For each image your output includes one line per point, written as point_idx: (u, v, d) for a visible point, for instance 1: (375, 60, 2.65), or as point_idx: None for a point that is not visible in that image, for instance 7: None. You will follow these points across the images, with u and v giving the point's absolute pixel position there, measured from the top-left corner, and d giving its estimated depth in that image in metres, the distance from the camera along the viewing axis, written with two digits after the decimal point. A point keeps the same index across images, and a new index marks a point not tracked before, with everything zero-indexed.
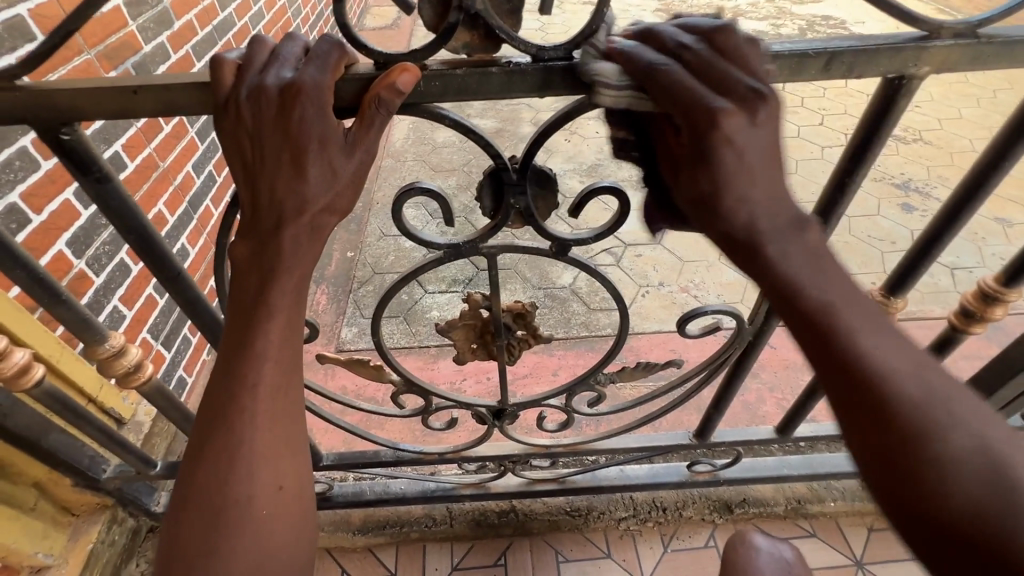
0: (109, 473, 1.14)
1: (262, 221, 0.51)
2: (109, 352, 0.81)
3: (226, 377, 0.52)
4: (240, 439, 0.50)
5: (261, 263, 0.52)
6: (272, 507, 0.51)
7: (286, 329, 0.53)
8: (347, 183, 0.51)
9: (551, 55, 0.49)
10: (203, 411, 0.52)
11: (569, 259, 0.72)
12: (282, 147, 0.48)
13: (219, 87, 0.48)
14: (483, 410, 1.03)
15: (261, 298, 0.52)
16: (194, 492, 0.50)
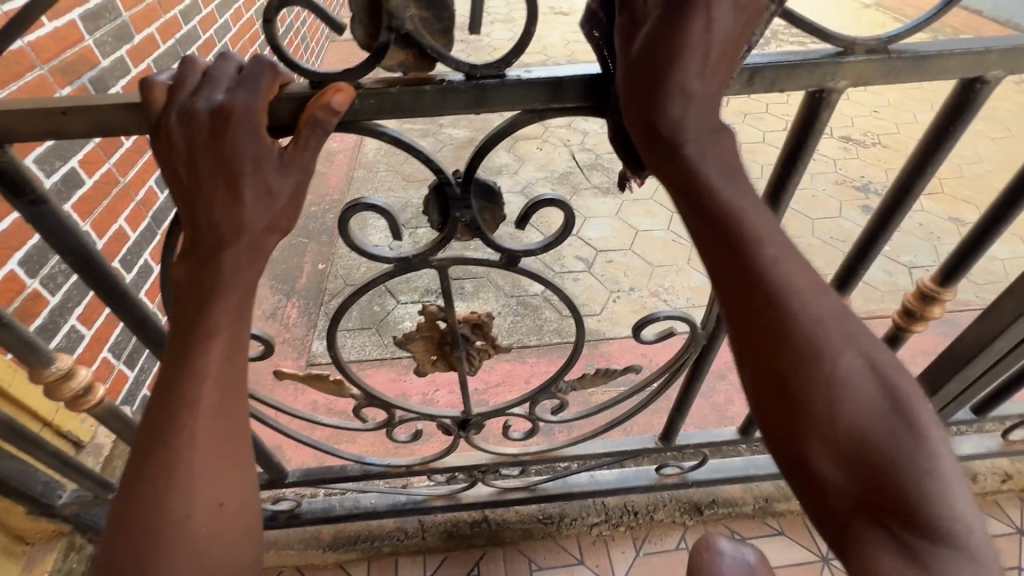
0: (64, 499, 1.11)
1: (199, 242, 0.51)
2: (56, 375, 0.80)
3: (165, 395, 0.50)
4: (179, 458, 0.49)
5: (199, 282, 0.51)
6: (212, 525, 0.50)
7: (228, 348, 0.52)
8: (287, 203, 0.51)
9: (483, 73, 0.50)
10: (142, 431, 0.51)
11: (520, 270, 0.73)
12: (217, 170, 0.48)
13: (151, 108, 0.48)
14: (448, 421, 1.03)
15: (199, 316, 0.51)
16: (131, 512, 0.49)
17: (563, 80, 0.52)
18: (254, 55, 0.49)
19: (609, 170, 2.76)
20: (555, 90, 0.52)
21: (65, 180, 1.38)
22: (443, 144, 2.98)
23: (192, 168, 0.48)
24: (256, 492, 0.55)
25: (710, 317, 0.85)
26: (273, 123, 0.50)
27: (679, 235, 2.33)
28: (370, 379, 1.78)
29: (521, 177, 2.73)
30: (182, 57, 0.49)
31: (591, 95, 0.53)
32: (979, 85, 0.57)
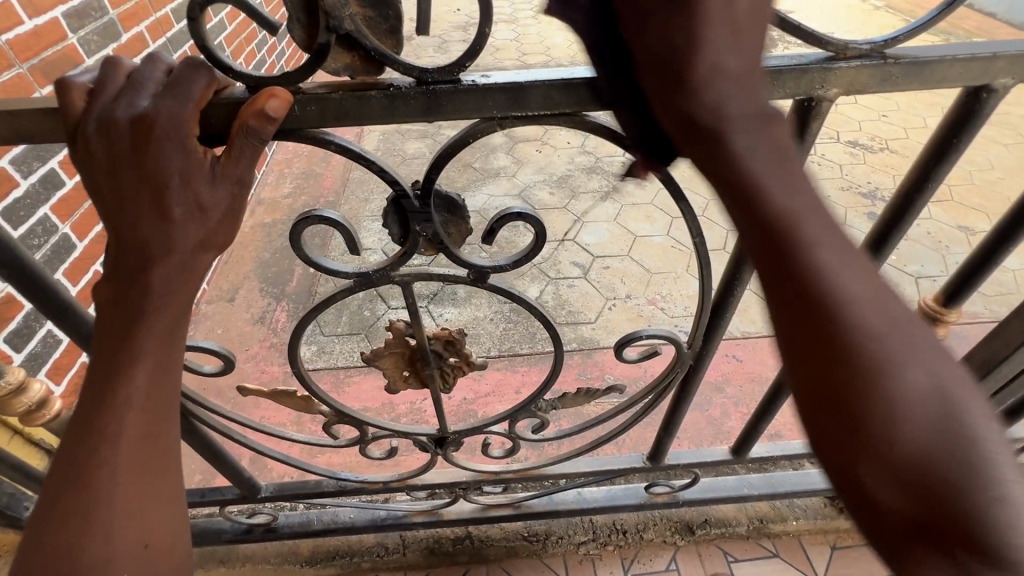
0: (30, 511, 1.08)
1: (122, 264, 0.46)
2: (6, 390, 0.76)
3: (82, 428, 0.44)
4: (97, 497, 0.44)
5: (121, 302, 0.46)
6: (136, 569, 0.44)
7: (157, 374, 0.46)
8: (219, 220, 0.46)
9: (435, 77, 0.46)
10: (56, 468, 0.45)
11: (490, 286, 0.68)
12: (139, 184, 0.43)
13: (69, 114, 0.44)
14: (424, 439, 0.99)
15: (124, 341, 0.46)
16: (38, 561, 0.42)
17: (523, 87, 0.47)
18: (185, 56, 0.45)
19: (608, 174, 2.71)
20: (515, 97, 0.47)
21: (43, 182, 1.35)
22: (441, 145, 2.94)
23: (116, 182, 0.44)
24: (188, 527, 0.49)
25: (697, 337, 0.80)
26: (206, 131, 0.46)
27: (678, 241, 2.28)
28: (357, 387, 1.74)
29: (519, 180, 2.69)
30: (104, 57, 0.45)
31: (556, 103, 0.49)
32: (986, 94, 0.52)
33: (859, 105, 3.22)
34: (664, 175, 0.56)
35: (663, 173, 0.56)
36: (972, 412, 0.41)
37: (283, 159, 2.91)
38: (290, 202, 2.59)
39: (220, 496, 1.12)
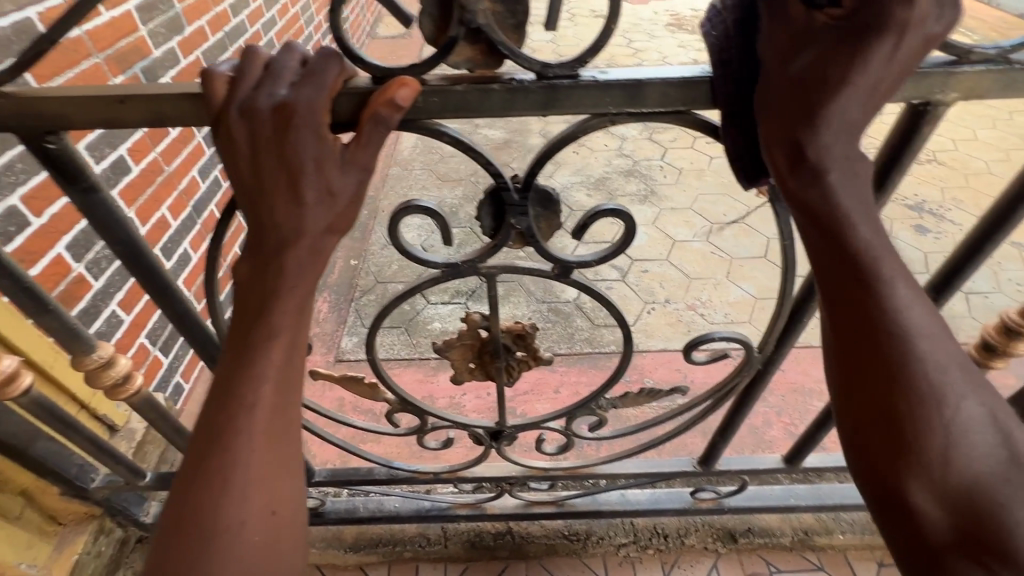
0: (97, 483, 1.12)
1: (262, 243, 0.49)
2: (98, 363, 0.79)
3: (223, 394, 0.49)
4: (233, 461, 0.47)
5: (261, 281, 0.50)
6: (263, 534, 0.47)
7: (287, 348, 0.50)
8: (345, 204, 0.48)
9: (556, 73, 0.47)
10: (198, 431, 0.49)
11: (572, 282, 0.69)
12: (277, 169, 0.46)
13: (212, 102, 0.46)
14: (480, 431, 1.00)
15: (261, 317, 0.50)
16: (182, 517, 0.46)
17: (641, 84, 0.48)
18: (319, 47, 0.47)
19: (646, 178, 2.69)
20: (632, 94, 0.48)
21: (113, 167, 1.40)
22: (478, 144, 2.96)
23: (256, 167, 0.47)
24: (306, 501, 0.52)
25: (770, 342, 0.79)
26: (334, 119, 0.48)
27: (718, 247, 2.25)
28: (397, 379, 1.77)
29: (556, 181, 2.69)
30: (243, 47, 0.47)
31: (671, 100, 0.49)
32: None
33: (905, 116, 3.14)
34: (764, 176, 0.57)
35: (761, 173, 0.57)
36: (931, 362, 0.50)
37: None
38: None
39: None
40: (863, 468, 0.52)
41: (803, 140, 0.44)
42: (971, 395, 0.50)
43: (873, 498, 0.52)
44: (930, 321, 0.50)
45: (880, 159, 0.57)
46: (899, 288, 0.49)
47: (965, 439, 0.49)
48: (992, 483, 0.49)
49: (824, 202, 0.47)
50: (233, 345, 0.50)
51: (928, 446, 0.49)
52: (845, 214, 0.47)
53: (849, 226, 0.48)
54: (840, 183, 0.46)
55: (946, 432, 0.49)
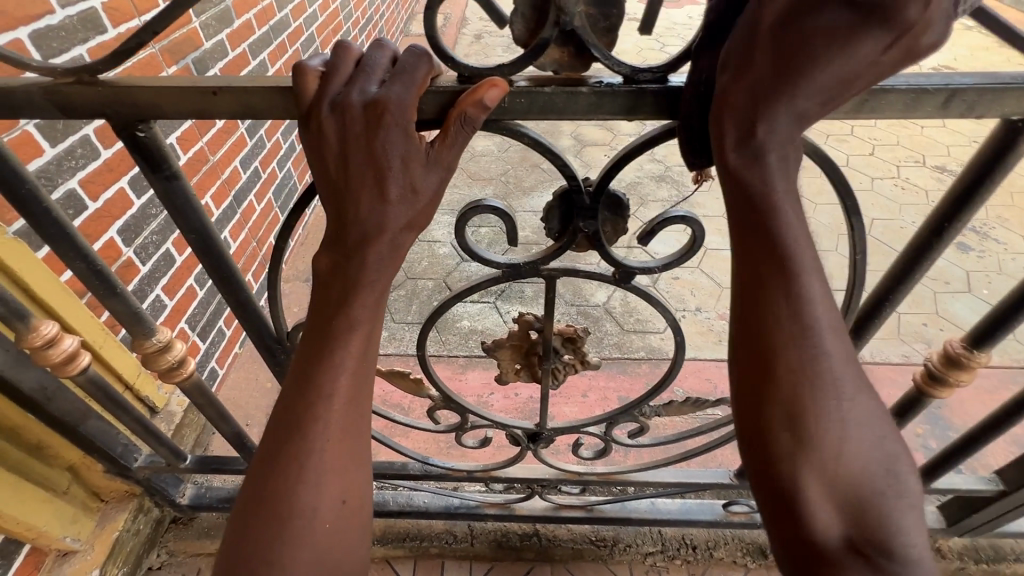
0: (140, 463, 1.14)
1: (343, 236, 0.50)
2: (156, 347, 0.81)
3: (301, 382, 0.50)
4: (310, 449, 0.48)
5: (343, 273, 0.50)
6: (334, 521, 0.49)
7: (365, 340, 0.51)
8: (426, 201, 0.49)
9: (644, 78, 0.47)
10: (276, 417, 0.50)
11: (631, 287, 0.68)
12: (364, 165, 0.47)
13: (303, 96, 0.47)
14: (519, 432, 1.00)
15: (341, 307, 0.50)
16: (261, 499, 0.48)
17: None
18: (409, 45, 0.47)
19: (678, 184, 2.67)
20: None
21: None
22: (510, 144, 2.96)
23: (343, 162, 0.47)
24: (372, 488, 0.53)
25: None
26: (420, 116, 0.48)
27: None
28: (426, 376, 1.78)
29: None
30: (334, 42, 0.48)
31: None
32: None
33: (948, 130, 3.05)
34: (843, 189, 0.55)
35: (841, 183, 0.55)
36: (834, 357, 0.50)
37: None
38: None
39: None
40: (753, 454, 0.51)
41: (759, 118, 0.46)
42: (859, 395, 0.50)
43: (764, 486, 0.51)
44: (834, 319, 0.52)
45: (966, 179, 0.56)
46: (811, 283, 0.51)
47: (856, 434, 0.49)
48: (874, 481, 0.48)
49: (758, 187, 0.49)
50: (311, 336, 0.51)
51: (823, 435, 0.49)
52: (772, 198, 0.49)
53: (774, 217, 0.50)
54: (777, 171, 0.49)
55: (841, 426, 0.49)
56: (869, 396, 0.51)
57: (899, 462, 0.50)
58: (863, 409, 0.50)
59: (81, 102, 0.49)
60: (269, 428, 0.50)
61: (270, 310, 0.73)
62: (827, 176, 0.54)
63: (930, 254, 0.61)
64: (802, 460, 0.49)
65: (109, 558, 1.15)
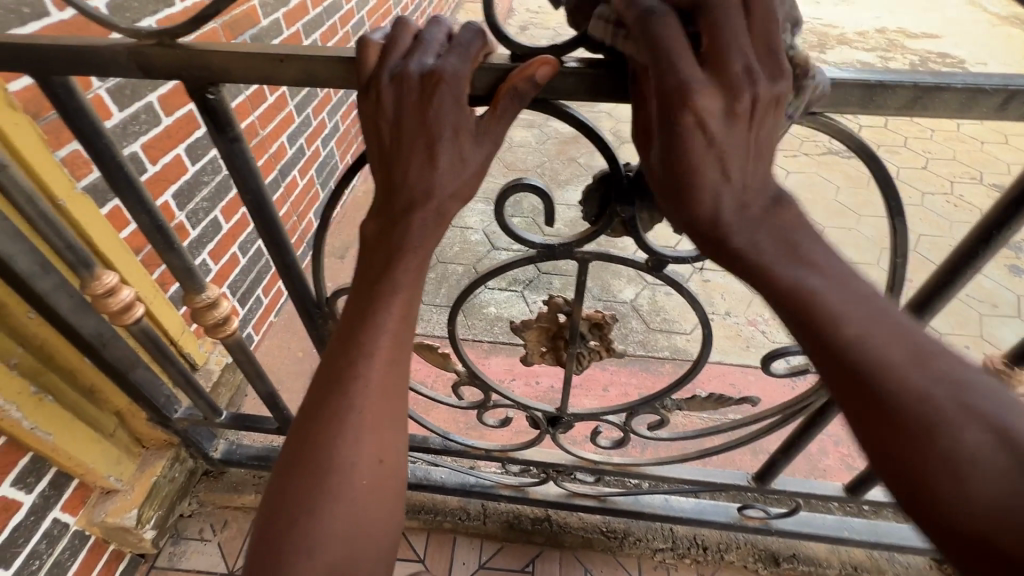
0: (179, 414, 1.21)
1: (391, 201, 0.52)
2: (205, 302, 0.86)
3: (345, 342, 0.53)
4: (350, 406, 0.52)
5: (388, 238, 0.53)
6: (370, 478, 0.52)
7: (405, 305, 0.54)
8: (472, 172, 0.51)
9: None
10: (320, 374, 0.54)
11: (664, 276, 0.69)
12: (417, 133, 0.49)
13: (363, 68, 0.49)
14: (540, 415, 1.02)
15: (385, 273, 0.53)
16: (303, 451, 0.51)
17: None
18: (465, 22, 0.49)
19: None
20: None
21: None
22: (548, 136, 2.96)
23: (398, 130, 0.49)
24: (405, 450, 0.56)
25: None
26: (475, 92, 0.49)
27: None
28: None
29: None
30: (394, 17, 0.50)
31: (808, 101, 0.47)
32: None
33: (1009, 148, 2.90)
34: (889, 188, 0.54)
35: (888, 184, 0.54)
36: (907, 391, 0.39)
37: None
38: None
39: None
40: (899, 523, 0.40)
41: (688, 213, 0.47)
42: (970, 424, 0.38)
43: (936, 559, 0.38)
44: (897, 343, 0.41)
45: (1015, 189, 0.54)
46: (840, 315, 0.42)
47: (977, 476, 0.37)
48: None
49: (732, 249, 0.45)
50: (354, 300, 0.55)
51: (940, 490, 0.37)
52: (751, 249, 0.44)
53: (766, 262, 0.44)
54: (745, 241, 0.45)
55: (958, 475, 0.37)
56: (997, 412, 0.38)
57: None
58: (978, 437, 0.37)
59: (161, 64, 0.53)
60: (313, 383, 0.54)
61: (312, 274, 0.77)
62: (872, 174, 0.53)
63: (977, 263, 0.58)
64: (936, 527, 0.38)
65: (147, 500, 1.22)
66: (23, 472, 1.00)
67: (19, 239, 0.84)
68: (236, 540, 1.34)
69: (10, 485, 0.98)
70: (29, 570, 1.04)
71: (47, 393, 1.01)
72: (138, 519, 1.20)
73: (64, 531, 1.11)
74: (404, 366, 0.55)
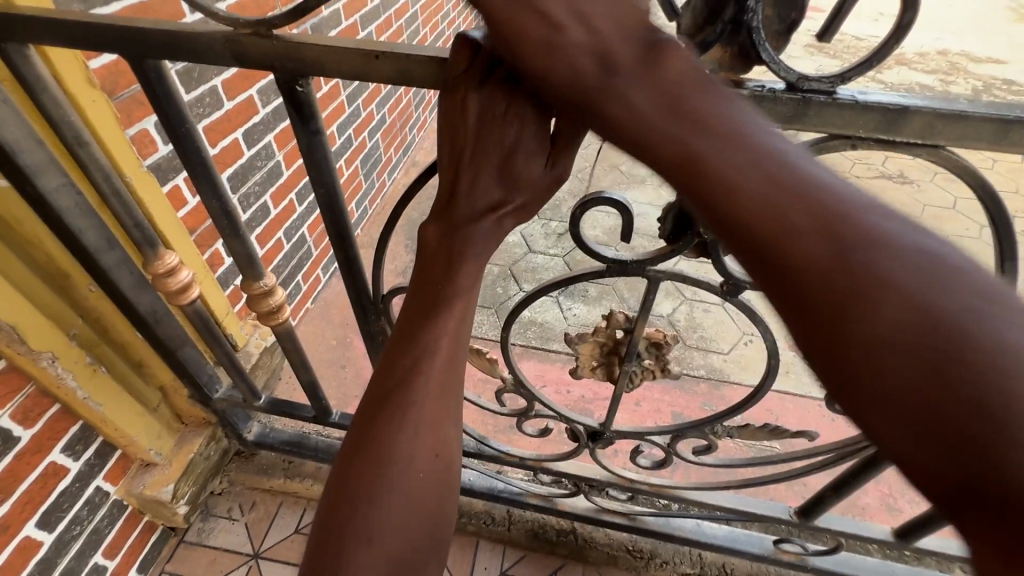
0: (220, 394, 1.23)
1: (454, 210, 0.51)
2: (261, 290, 0.87)
3: (406, 340, 0.52)
4: (411, 403, 0.50)
5: (450, 245, 0.52)
6: (428, 475, 0.50)
7: (466, 308, 0.52)
8: (531, 194, 0.51)
9: (812, 86, 0.44)
10: (379, 370, 0.53)
11: (737, 302, 0.66)
12: (492, 151, 0.48)
13: (453, 68, 0.45)
14: (581, 428, 1.00)
15: (448, 276, 0.52)
16: (363, 447, 0.50)
17: (907, 111, 0.44)
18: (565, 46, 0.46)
19: None
20: (892, 121, 0.44)
21: (274, 112, 1.51)
22: None
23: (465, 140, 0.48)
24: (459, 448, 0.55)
25: None
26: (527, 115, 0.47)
27: None
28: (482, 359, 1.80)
29: (665, 191, 2.60)
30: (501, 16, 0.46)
31: (933, 134, 0.44)
32: None
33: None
34: (1003, 230, 0.51)
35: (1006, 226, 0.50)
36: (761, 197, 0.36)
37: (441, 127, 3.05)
38: None
39: None
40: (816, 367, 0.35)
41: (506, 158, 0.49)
42: (825, 225, 0.34)
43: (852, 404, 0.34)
44: (726, 142, 0.37)
45: None
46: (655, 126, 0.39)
47: (865, 298, 0.33)
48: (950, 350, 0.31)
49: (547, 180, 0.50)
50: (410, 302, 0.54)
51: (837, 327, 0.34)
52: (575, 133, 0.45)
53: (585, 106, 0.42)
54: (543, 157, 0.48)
55: (839, 286, 0.33)
56: (862, 217, 0.34)
57: (952, 293, 0.32)
58: (825, 245, 0.34)
59: (255, 53, 0.53)
60: (373, 379, 0.53)
61: (371, 271, 0.76)
62: (987, 213, 0.50)
63: None
64: (869, 398, 0.32)
65: (184, 475, 1.24)
66: (73, 439, 1.03)
67: (89, 214, 0.86)
68: (262, 522, 1.36)
69: (60, 451, 1.00)
70: (71, 534, 1.06)
71: (101, 364, 1.03)
72: (174, 493, 1.22)
73: (104, 500, 1.13)
74: (458, 370, 0.53)
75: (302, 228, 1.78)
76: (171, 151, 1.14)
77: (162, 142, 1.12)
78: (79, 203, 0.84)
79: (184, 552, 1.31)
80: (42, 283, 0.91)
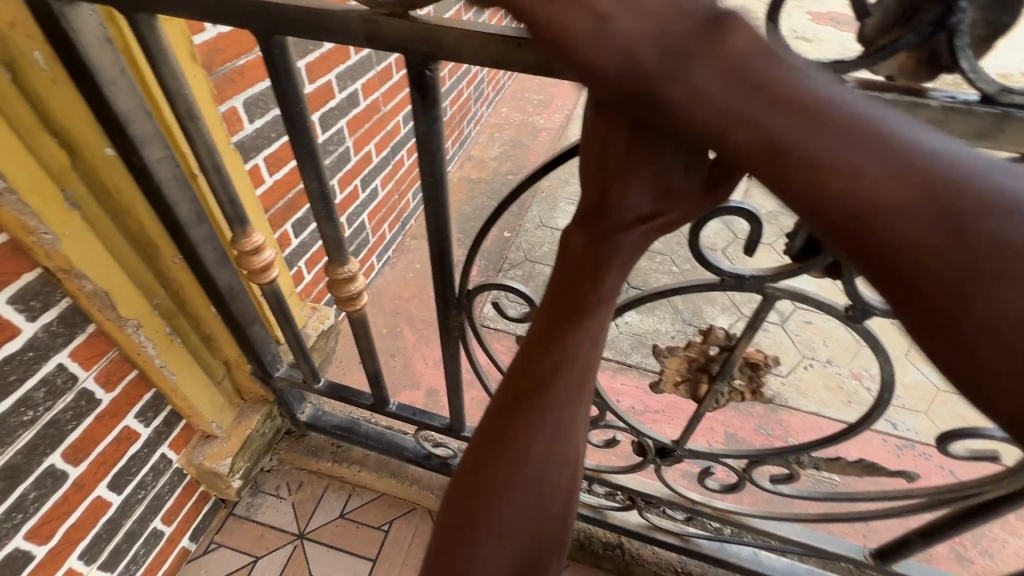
0: (281, 373, 1.24)
1: (600, 219, 0.48)
2: (345, 275, 0.86)
3: (547, 342, 0.51)
4: (550, 404, 0.51)
5: (597, 250, 0.49)
6: (558, 470, 0.52)
7: (610, 314, 0.51)
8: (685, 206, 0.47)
9: (1014, 99, 0.40)
10: (515, 368, 0.52)
11: (860, 329, 0.62)
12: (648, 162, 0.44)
13: None
14: (651, 443, 0.96)
15: (593, 281, 0.49)
16: (498, 439, 0.52)
17: None
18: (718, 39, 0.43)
19: None
20: None
21: (348, 98, 1.52)
22: None
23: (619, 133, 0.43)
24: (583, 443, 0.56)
25: None
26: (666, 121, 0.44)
27: None
28: None
29: None
30: None
31: None
32: None
33: None
34: None
35: None
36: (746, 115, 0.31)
37: (496, 122, 3.04)
38: (496, 164, 2.70)
39: (428, 421, 1.18)
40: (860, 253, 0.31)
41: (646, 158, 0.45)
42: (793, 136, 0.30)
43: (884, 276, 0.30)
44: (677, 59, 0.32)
45: None
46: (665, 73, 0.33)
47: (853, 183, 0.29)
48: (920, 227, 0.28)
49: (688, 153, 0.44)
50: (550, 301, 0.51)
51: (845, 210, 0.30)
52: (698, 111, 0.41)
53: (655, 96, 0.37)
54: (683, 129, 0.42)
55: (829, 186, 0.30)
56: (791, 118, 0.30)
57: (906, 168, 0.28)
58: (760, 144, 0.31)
59: (390, 34, 0.52)
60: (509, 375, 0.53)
61: (462, 265, 0.75)
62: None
63: None
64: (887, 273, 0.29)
65: (241, 450, 1.26)
66: (146, 406, 1.05)
67: (185, 188, 0.87)
68: (309, 503, 1.37)
69: (134, 417, 1.03)
70: (136, 498, 1.09)
71: (177, 336, 1.05)
72: (230, 467, 1.24)
73: (167, 467, 1.16)
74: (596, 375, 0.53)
75: (362, 215, 1.79)
76: (254, 131, 1.16)
77: (247, 121, 1.13)
78: (177, 176, 0.85)
79: (233, 525, 1.33)
80: (132, 252, 0.93)
